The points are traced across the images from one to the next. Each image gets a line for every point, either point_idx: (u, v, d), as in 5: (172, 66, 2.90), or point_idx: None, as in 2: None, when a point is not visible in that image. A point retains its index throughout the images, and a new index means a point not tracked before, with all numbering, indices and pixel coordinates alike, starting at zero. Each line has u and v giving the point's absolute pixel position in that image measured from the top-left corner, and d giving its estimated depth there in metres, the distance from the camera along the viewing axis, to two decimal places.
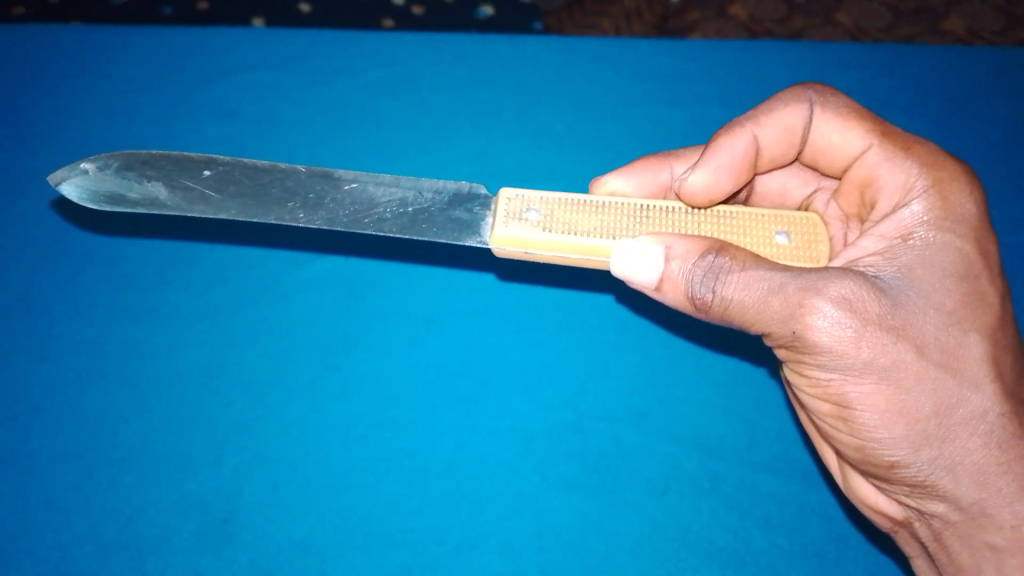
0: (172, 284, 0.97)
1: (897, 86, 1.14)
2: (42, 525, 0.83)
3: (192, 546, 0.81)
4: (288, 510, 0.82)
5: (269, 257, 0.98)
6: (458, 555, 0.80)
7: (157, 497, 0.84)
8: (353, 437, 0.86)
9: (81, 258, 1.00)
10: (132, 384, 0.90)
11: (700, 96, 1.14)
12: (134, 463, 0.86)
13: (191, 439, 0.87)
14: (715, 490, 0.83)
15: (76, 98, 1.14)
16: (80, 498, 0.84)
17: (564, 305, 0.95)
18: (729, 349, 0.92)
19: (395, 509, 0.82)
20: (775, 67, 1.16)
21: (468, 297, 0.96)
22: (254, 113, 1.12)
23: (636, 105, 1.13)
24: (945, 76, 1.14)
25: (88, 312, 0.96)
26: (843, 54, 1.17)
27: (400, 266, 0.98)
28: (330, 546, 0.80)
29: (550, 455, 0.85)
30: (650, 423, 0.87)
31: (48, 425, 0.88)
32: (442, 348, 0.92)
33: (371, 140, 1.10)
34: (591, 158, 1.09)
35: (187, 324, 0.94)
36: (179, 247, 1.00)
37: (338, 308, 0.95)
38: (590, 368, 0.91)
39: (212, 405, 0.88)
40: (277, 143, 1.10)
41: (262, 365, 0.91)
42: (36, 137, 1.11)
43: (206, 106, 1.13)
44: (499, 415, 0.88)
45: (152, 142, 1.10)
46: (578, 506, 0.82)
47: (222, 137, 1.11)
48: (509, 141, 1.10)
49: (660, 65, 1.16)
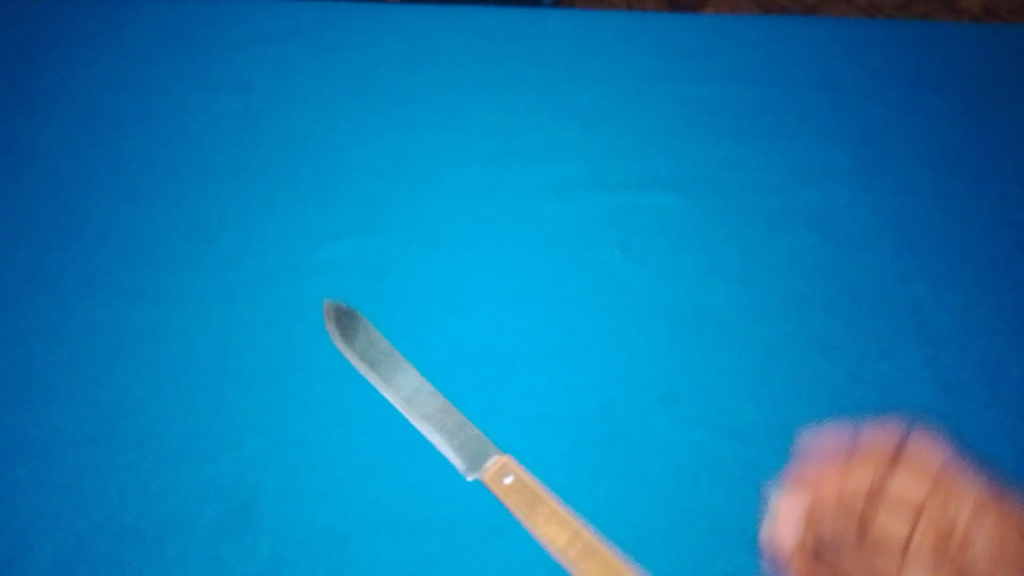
0: (188, 261, 0.95)
1: (918, 65, 1.15)
2: (44, 513, 0.75)
3: (210, 536, 0.74)
4: (308, 497, 0.76)
5: (287, 235, 0.97)
6: (486, 544, 0.74)
7: (170, 486, 0.77)
8: (371, 426, 0.81)
9: (89, 233, 0.97)
10: (139, 367, 0.85)
11: (722, 71, 1.13)
12: (145, 450, 0.79)
13: (206, 427, 0.81)
14: (763, 481, 0.77)
15: (88, 69, 1.14)
16: (82, 489, 0.77)
17: (590, 291, 0.93)
18: (765, 327, 0.89)
19: (417, 500, 0.76)
20: (794, 49, 1.17)
21: (488, 281, 0.94)
22: (271, 83, 1.12)
23: (657, 84, 1.12)
24: (961, 62, 1.15)
25: (96, 284, 0.93)
26: (861, 37, 1.18)
27: (422, 246, 0.97)
28: (353, 534, 0.74)
29: (577, 444, 0.81)
30: (681, 410, 0.83)
31: (53, 409, 0.82)
32: (462, 330, 0.89)
33: (392, 109, 1.10)
34: (612, 133, 1.08)
35: (200, 301, 0.91)
36: (195, 224, 0.98)
37: (357, 287, 0.93)
38: (614, 352, 0.88)
39: (226, 390, 0.83)
40: (296, 112, 1.09)
41: (277, 344, 0.87)
42: (41, 109, 1.09)
43: (222, 77, 1.13)
44: (521, 400, 0.84)
45: (167, 110, 1.09)
46: (605, 497, 0.77)
47: (238, 107, 1.10)
48: (529, 116, 1.10)
49: (675, 50, 1.16)
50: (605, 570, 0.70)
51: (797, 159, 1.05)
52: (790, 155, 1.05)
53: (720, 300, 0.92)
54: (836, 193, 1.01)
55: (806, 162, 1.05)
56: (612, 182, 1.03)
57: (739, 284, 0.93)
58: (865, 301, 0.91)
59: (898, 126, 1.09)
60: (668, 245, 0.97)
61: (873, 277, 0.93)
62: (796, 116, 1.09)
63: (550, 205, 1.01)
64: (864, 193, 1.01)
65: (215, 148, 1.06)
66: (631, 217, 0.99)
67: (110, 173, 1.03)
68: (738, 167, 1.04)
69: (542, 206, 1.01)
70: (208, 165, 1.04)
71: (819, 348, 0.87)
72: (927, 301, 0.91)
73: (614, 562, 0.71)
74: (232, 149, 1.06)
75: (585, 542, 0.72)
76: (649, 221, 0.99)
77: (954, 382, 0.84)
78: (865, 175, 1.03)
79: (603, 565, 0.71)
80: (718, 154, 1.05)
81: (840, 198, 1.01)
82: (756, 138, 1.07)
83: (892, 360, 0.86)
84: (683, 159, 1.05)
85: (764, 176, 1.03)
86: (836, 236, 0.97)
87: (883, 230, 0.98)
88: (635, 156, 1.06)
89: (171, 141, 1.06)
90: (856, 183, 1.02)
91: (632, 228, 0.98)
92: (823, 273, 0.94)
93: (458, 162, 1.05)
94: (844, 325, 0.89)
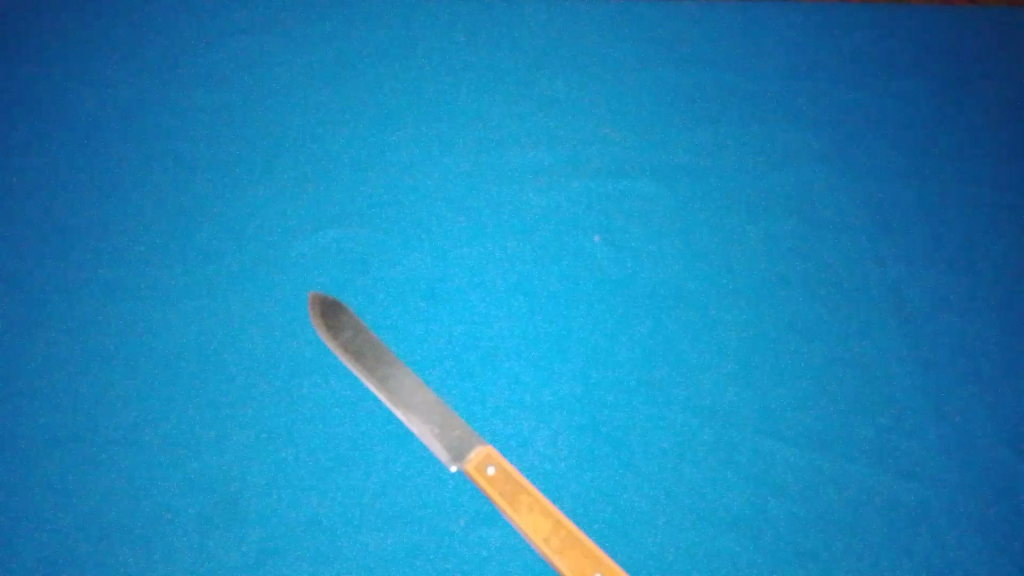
0: (233, 222, 0.99)
1: (983, 146, 1.15)
2: (84, 474, 0.80)
3: (240, 505, 0.78)
4: (335, 467, 0.80)
5: (349, 197, 1.02)
6: (493, 537, 0.77)
7: (205, 455, 0.81)
8: (380, 407, 0.84)
9: (165, 195, 1.02)
10: (187, 334, 0.89)
11: (786, 130, 1.14)
12: (183, 420, 0.83)
13: (240, 400, 0.84)
14: (751, 546, 0.78)
15: (164, 65, 1.15)
16: (120, 451, 0.81)
17: (619, 305, 0.94)
18: (785, 389, 0.89)
19: (434, 482, 0.80)
20: (865, 119, 1.16)
21: (523, 277, 0.96)
22: (348, 52, 1.18)
23: (708, 126, 1.13)
24: (1020, 150, 1.15)
25: (164, 241, 0.97)
26: (933, 118, 1.18)
27: (472, 230, 1.00)
28: (377, 507, 0.78)
29: (586, 455, 0.83)
30: (686, 446, 0.84)
31: (102, 375, 0.86)
32: (491, 320, 0.91)
33: (464, 96, 1.14)
34: (659, 163, 1.08)
35: (254, 257, 0.96)
36: (261, 182, 1.03)
37: (404, 260, 0.96)
38: (632, 371, 0.89)
39: (263, 360, 0.87)
40: (371, 84, 1.14)
41: (301, 309, 0.91)
42: (119, 113, 1.10)
43: (303, 44, 1.18)
44: (538, 404, 0.86)
45: (246, 71, 1.15)
46: (609, 514, 0.79)
47: (314, 71, 1.15)
48: (594, 127, 1.12)
49: (738, 99, 1.16)
50: (587, 562, 0.67)
51: (840, 233, 1.04)
52: (835, 227, 1.04)
53: (733, 352, 0.91)
54: (883, 274, 1.01)
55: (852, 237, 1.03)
56: (649, 210, 1.03)
57: (757, 345, 0.92)
58: (881, 387, 0.90)
59: (943, 209, 1.08)
60: (695, 285, 0.97)
61: (894, 362, 0.93)
62: (847, 187, 1.08)
63: (586, 218, 1.02)
64: (904, 275, 1.01)
65: (273, 117, 1.10)
66: (665, 250, 1.00)
67: (174, 134, 1.08)
68: (781, 229, 1.03)
69: (579, 218, 1.02)
70: (264, 132, 1.08)
71: (825, 427, 0.86)
72: (941, 392, 0.91)
73: (595, 553, 0.68)
74: (289, 117, 1.10)
75: (567, 533, 0.69)
76: (682, 257, 0.99)
77: (955, 478, 0.84)
78: (907, 256, 1.03)
79: (585, 556, 0.68)
80: (763, 210, 1.05)
81: (878, 279, 1.00)
82: (804, 204, 1.06)
83: (902, 449, 0.86)
84: (726, 207, 1.04)
85: (805, 243, 1.02)
86: (864, 316, 0.96)
87: (917, 318, 0.97)
88: (678, 192, 1.05)
89: (233, 108, 1.11)
90: (910, 265, 1.02)
91: (662, 262, 0.98)
92: (846, 356, 0.92)
93: (504, 161, 1.07)
94: (853, 409, 0.88)
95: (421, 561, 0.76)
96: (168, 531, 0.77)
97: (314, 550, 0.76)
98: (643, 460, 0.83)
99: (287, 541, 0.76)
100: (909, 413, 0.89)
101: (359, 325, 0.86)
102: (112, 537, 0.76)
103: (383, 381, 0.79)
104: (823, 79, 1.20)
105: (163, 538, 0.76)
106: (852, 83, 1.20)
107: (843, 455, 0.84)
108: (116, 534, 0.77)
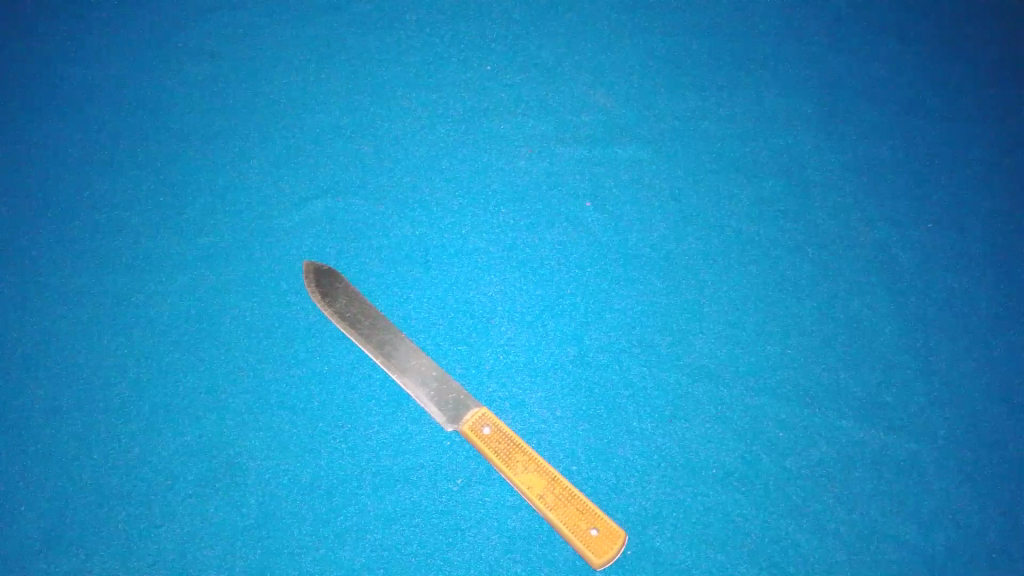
0: (185, 200, 0.95)
1: (912, 68, 1.17)
2: (34, 477, 0.76)
3: (198, 493, 0.74)
4: (293, 445, 0.77)
5: (285, 170, 0.98)
6: (465, 497, 0.76)
7: (159, 447, 0.77)
8: (359, 378, 0.82)
9: (95, 183, 0.96)
10: (132, 325, 0.85)
11: (721, 67, 1.14)
12: (135, 412, 0.79)
13: (191, 388, 0.80)
14: (736, 475, 0.79)
15: (87, 50, 1.09)
16: (72, 451, 0.77)
17: (569, 255, 0.93)
18: (740, 318, 0.90)
19: (400, 448, 0.78)
20: (797, 50, 1.17)
21: (471, 238, 0.94)
22: (275, 23, 1.13)
23: (643, 71, 1.13)
24: (947, 69, 1.18)
25: (98, 231, 0.92)
26: (863, 42, 1.19)
27: (416, 195, 0.97)
28: (339, 481, 0.76)
29: (548, 404, 0.82)
30: (647, 384, 0.84)
31: (45, 374, 0.82)
32: (442, 282, 0.90)
33: (397, 60, 1.11)
34: (611, 113, 1.08)
35: (192, 241, 0.91)
36: (196, 163, 0.98)
37: (348, 229, 0.93)
38: (588, 317, 0.88)
39: (212, 344, 0.83)
40: (301, 55, 1.10)
41: (266, 285, 0.87)
42: (38, 102, 1.04)
43: (227, 18, 1.13)
44: (499, 361, 0.84)
45: (170, 50, 1.09)
46: (576, 460, 0.78)
47: (241, 45, 1.10)
48: (532, 80, 1.10)
49: (679, 42, 1.16)
50: (582, 517, 0.69)
51: (797, 165, 1.05)
52: (793, 158, 1.06)
53: (707, 292, 0.92)
54: (824, 198, 1.02)
55: (809, 165, 1.05)
56: (609, 160, 1.03)
57: (728, 283, 0.93)
58: (850, 311, 0.92)
59: (895, 135, 1.10)
60: (660, 230, 0.97)
61: (862, 285, 0.95)
62: (799, 119, 1.10)
63: (545, 173, 1.01)
64: (862, 200, 1.03)
65: (217, 93, 1.05)
66: (627, 198, 0.99)
67: (116, 116, 1.03)
68: (737, 165, 1.04)
69: (542, 173, 1.01)
70: (209, 110, 1.03)
71: (800, 353, 0.88)
72: (906, 311, 0.93)
73: (591, 509, 0.69)
74: (234, 92, 1.05)
75: (561, 490, 0.70)
76: (645, 203, 0.99)
77: (929, 393, 0.87)
78: (865, 183, 1.04)
79: (580, 512, 0.69)
80: (718, 151, 1.05)
81: (837, 209, 1.01)
82: (756, 139, 1.07)
83: (855, 360, 0.88)
84: (683, 149, 1.05)
85: (762, 176, 1.03)
86: (826, 243, 0.98)
87: (877, 239, 0.99)
88: (634, 141, 1.05)
89: (176, 87, 1.06)
90: (850, 187, 1.04)
91: (627, 209, 0.98)
92: (814, 283, 0.94)
93: (455, 121, 1.05)
94: (826, 333, 0.90)
95: (392, 531, 0.73)
96: (145, 517, 0.73)
97: (298, 527, 0.73)
98: (607, 400, 0.82)
99: (249, 523, 0.73)
100: (879, 334, 0.91)
101: (353, 294, 0.85)
102: (70, 538, 0.72)
103: (380, 347, 0.78)
104: (766, 15, 1.20)
105: (141, 525, 0.73)
106: (795, 18, 1.21)
107: (818, 379, 0.86)
108: (92, 524, 0.73)
